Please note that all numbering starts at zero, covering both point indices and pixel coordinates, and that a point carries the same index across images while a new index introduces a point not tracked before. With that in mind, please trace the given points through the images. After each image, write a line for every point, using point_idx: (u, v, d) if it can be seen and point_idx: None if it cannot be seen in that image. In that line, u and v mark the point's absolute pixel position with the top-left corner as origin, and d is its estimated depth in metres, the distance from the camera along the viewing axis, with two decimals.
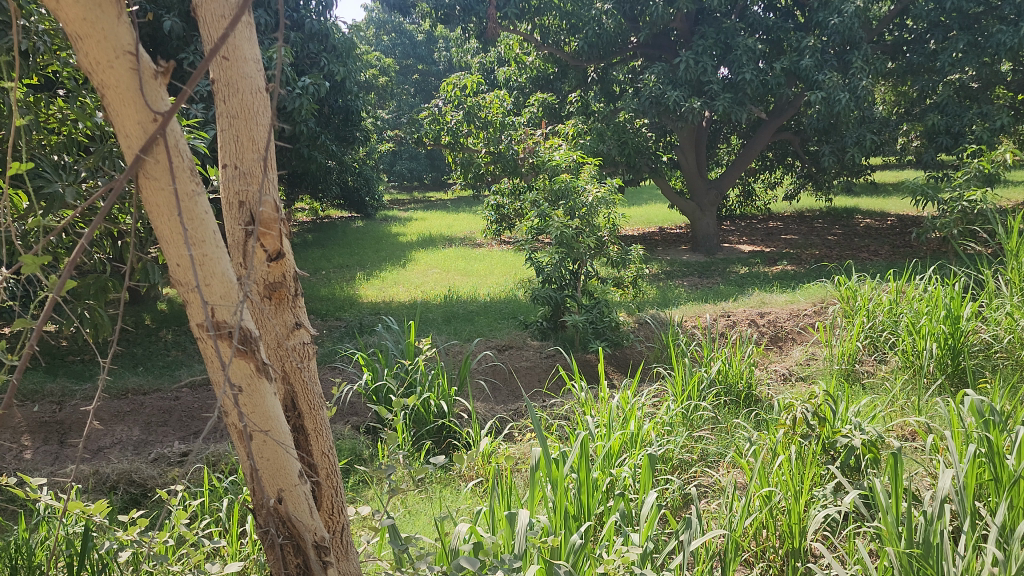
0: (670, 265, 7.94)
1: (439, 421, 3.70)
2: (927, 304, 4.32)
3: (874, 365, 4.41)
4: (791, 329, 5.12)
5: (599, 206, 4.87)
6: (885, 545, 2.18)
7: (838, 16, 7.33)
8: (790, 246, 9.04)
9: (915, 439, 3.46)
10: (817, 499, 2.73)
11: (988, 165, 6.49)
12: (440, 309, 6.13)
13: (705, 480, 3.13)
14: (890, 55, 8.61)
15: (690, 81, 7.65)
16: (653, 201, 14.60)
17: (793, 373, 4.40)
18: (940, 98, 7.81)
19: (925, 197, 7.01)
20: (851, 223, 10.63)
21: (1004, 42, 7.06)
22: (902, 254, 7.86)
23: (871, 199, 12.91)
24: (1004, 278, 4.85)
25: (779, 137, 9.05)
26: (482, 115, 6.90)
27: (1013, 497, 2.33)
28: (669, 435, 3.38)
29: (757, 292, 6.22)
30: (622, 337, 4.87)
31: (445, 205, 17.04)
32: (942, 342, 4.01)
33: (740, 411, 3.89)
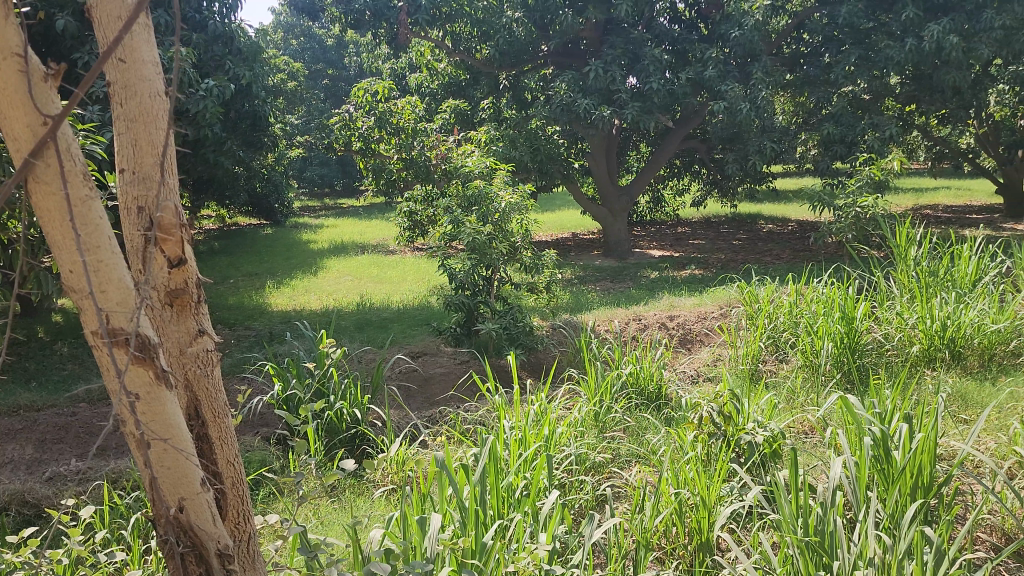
0: (582, 271, 8.04)
1: (352, 429, 3.66)
2: (824, 305, 4.54)
3: (776, 364, 4.59)
4: (699, 331, 5.27)
5: (511, 212, 4.95)
6: (784, 535, 2.27)
7: (739, 29, 7.60)
8: (697, 251, 9.29)
9: (813, 433, 3.64)
10: (723, 495, 2.82)
11: (879, 173, 6.84)
12: (353, 316, 6.06)
13: (618, 481, 3.21)
14: (788, 67, 8.99)
15: (600, 89, 7.77)
16: (566, 207, 14.79)
17: (701, 374, 4.53)
18: (834, 109, 8.19)
19: (823, 203, 7.32)
20: (755, 228, 11.03)
21: (892, 56, 7.49)
22: (802, 258, 8.19)
23: (773, 205, 13.40)
24: (893, 281, 5.14)
25: (686, 144, 9.32)
26: (394, 121, 6.87)
27: (900, 486, 2.48)
28: (583, 437, 3.45)
29: (667, 296, 6.36)
30: (536, 341, 4.92)
31: (357, 212, 16.80)
32: (838, 341, 4.23)
33: (651, 410, 3.99)
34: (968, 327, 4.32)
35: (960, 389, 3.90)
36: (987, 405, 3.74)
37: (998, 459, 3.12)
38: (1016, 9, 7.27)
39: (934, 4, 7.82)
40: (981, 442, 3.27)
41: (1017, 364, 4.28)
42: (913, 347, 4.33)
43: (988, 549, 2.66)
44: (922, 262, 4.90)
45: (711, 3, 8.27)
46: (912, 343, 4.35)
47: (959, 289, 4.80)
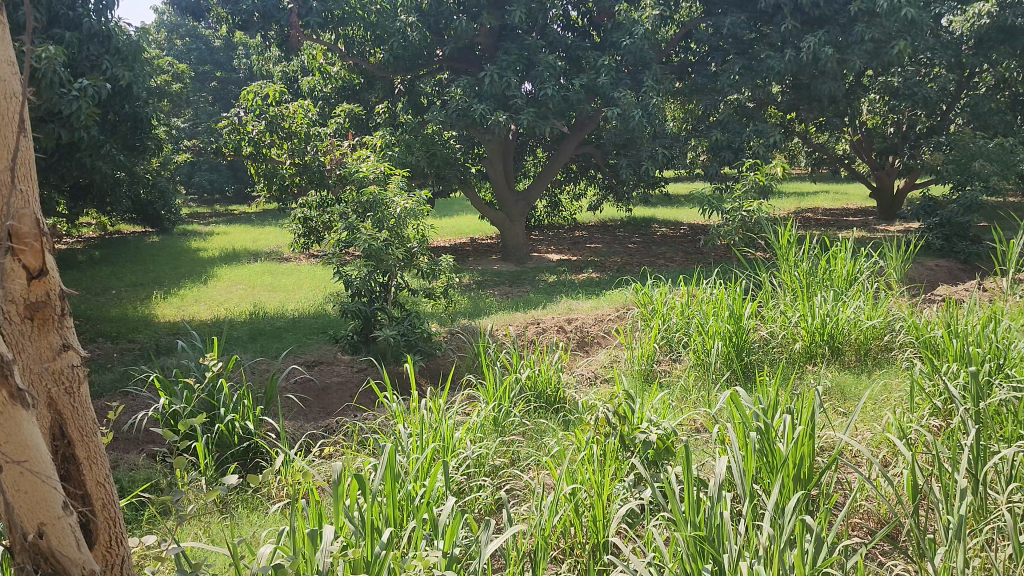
0: (481, 276, 8.05)
1: (244, 442, 3.54)
2: (714, 305, 4.69)
3: (670, 363, 4.71)
4: (596, 333, 5.36)
5: (407, 218, 4.91)
6: (676, 531, 2.33)
7: (629, 37, 7.78)
8: (594, 254, 9.45)
9: (704, 430, 3.76)
10: (619, 494, 2.87)
11: (762, 178, 7.14)
12: (245, 326, 5.88)
13: (516, 484, 3.23)
14: (677, 75, 9.27)
15: (495, 95, 7.79)
16: (463, 212, 14.82)
17: (598, 376, 4.60)
18: (721, 116, 8.49)
19: (711, 207, 7.55)
20: (649, 232, 11.32)
21: (773, 66, 7.83)
22: (693, 261, 8.44)
23: (665, 209, 13.78)
24: (778, 281, 5.37)
25: (581, 149, 9.46)
26: (285, 125, 6.73)
27: (784, 477, 2.59)
28: (481, 441, 3.46)
29: (564, 299, 6.45)
30: (435, 347, 4.89)
31: (249, 219, 16.30)
32: (727, 340, 4.38)
33: (549, 413, 4.03)
34: (846, 324, 4.57)
35: (840, 384, 4.10)
36: (864, 397, 3.95)
37: (873, 448, 3.31)
38: (884, 23, 7.74)
39: (810, 17, 8.23)
40: (857, 432, 3.46)
41: (890, 358, 4.54)
42: (796, 344, 4.54)
43: (863, 534, 2.82)
44: (803, 263, 5.14)
45: (602, 12, 8.46)
46: (795, 340, 4.56)
47: (837, 288, 5.06)
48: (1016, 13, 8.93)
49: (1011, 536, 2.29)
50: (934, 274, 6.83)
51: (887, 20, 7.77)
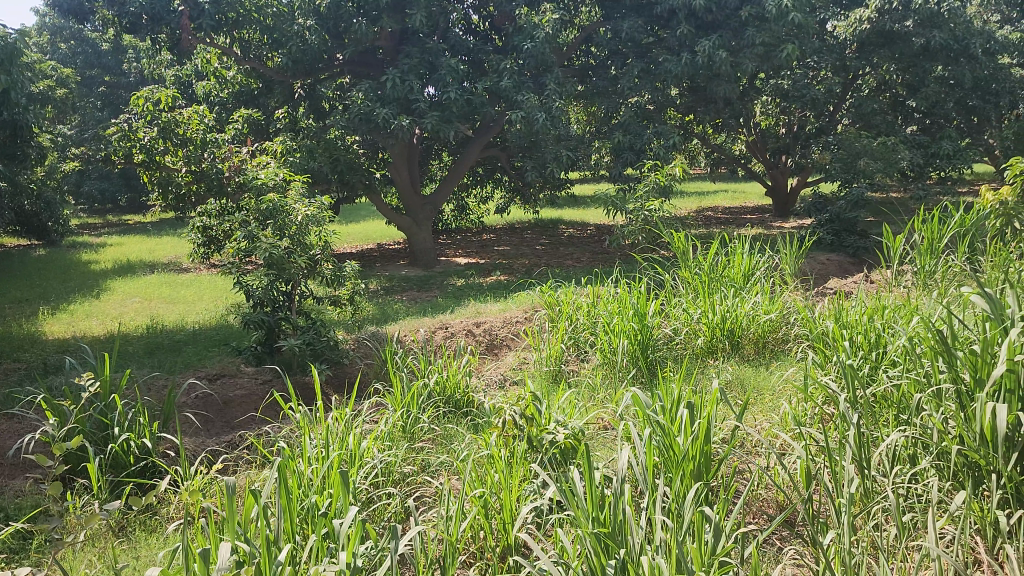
0: (388, 281, 7.98)
1: (141, 461, 3.39)
2: (619, 305, 4.77)
3: (578, 363, 4.76)
4: (505, 336, 5.38)
5: (309, 224, 4.82)
6: (578, 529, 2.36)
7: (530, 41, 7.84)
8: (502, 257, 9.49)
9: (611, 427, 3.82)
10: (526, 495, 2.89)
11: (663, 179, 7.31)
12: (142, 340, 5.67)
13: (426, 491, 3.21)
14: (579, 78, 9.40)
15: (398, 99, 7.73)
16: (370, 217, 14.66)
17: (507, 378, 4.61)
18: (622, 119, 8.66)
19: (614, 208, 7.68)
20: (556, 233, 11.45)
21: (671, 69, 8.03)
22: (599, 261, 8.59)
23: (572, 210, 13.97)
24: (680, 279, 5.51)
25: (487, 153, 9.49)
26: (180, 132, 6.56)
27: (683, 470, 2.67)
28: (389, 449, 3.42)
29: (472, 302, 6.47)
30: (342, 355, 4.81)
31: (144, 229, 15.69)
32: (632, 339, 4.46)
33: (457, 419, 4.00)
34: (744, 318, 4.73)
35: (740, 376, 4.24)
36: (762, 388, 4.10)
37: (770, 437, 3.44)
38: (773, 27, 8.05)
39: (704, 22, 8.49)
40: (756, 422, 3.58)
41: (786, 349, 4.72)
42: (698, 340, 4.68)
43: (762, 522, 2.91)
44: (703, 260, 5.30)
45: (502, 16, 8.51)
46: (697, 335, 4.70)
47: (736, 284, 5.23)
48: (893, 19, 9.48)
49: (894, 514, 2.41)
50: (825, 268, 7.15)
51: (776, 24, 8.07)
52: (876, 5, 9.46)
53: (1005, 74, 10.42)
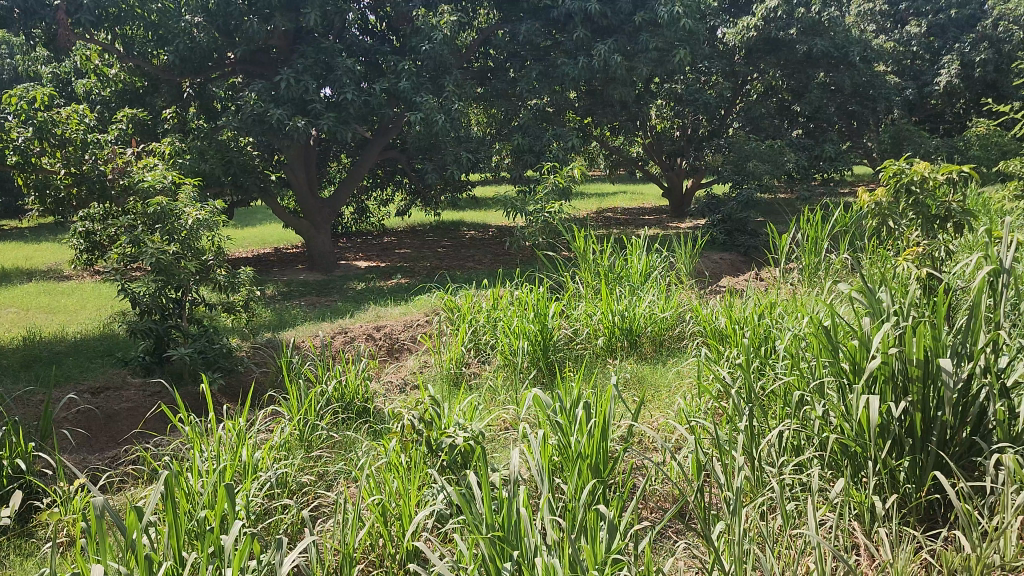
0: (286, 286, 7.78)
1: (14, 483, 3.18)
2: (519, 306, 4.79)
3: (479, 366, 4.76)
4: (406, 339, 5.33)
5: (201, 229, 4.66)
6: (472, 533, 2.35)
7: (428, 43, 7.79)
8: (403, 260, 9.41)
9: (511, 428, 3.83)
10: (426, 500, 2.86)
11: (562, 180, 7.39)
12: (17, 353, 5.34)
13: (323, 500, 3.14)
14: (478, 80, 9.42)
15: (293, 99, 7.55)
16: (266, 221, 14.27)
17: (407, 382, 4.56)
18: (521, 121, 8.73)
19: (514, 209, 7.72)
20: (458, 235, 11.45)
21: (568, 72, 8.15)
22: (501, 262, 8.64)
23: (474, 212, 14.00)
24: (579, 280, 5.57)
25: (386, 155, 9.39)
26: (57, 132, 6.15)
27: (579, 470, 2.71)
28: (286, 459, 3.33)
29: (372, 306, 6.38)
30: (236, 362, 4.66)
31: (21, 236, 14.83)
32: (533, 340, 4.48)
33: (355, 424, 3.91)
34: (642, 317, 4.83)
35: (638, 374, 4.34)
36: (659, 385, 4.20)
37: (667, 433, 3.52)
38: (666, 33, 8.28)
39: (599, 26, 8.65)
40: (655, 419, 3.66)
41: (682, 346, 4.84)
42: (598, 340, 4.75)
43: (658, 516, 2.98)
44: (600, 261, 5.38)
45: (399, 17, 8.43)
46: (597, 335, 4.77)
47: (633, 283, 5.33)
48: (778, 26, 9.98)
49: (780, 503, 2.50)
50: (718, 267, 7.39)
51: (668, 30, 8.32)
52: (762, 13, 9.87)
53: (880, 82, 11.01)
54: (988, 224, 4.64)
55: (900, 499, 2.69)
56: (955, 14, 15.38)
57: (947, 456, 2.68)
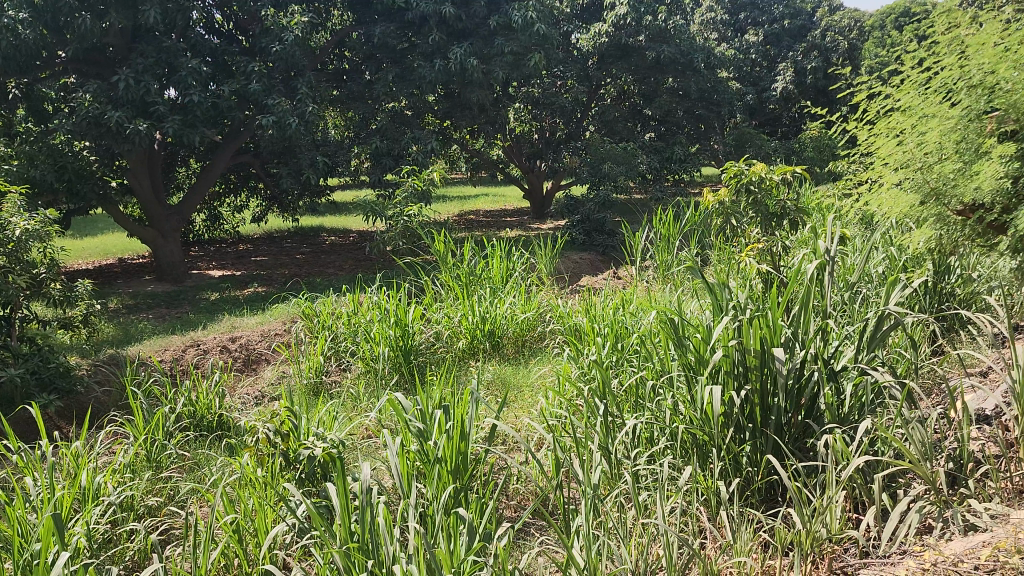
0: (131, 299, 7.36)
1: None
2: (379, 312, 4.70)
3: (340, 373, 4.66)
4: (262, 350, 5.14)
5: (31, 240, 4.28)
6: (327, 545, 2.30)
7: (278, 43, 7.58)
8: (260, 268, 9.11)
9: (373, 436, 3.77)
10: (283, 515, 2.77)
11: (420, 184, 7.37)
12: None
13: (173, 521, 2.99)
14: (334, 82, 9.26)
15: (133, 101, 7.16)
16: (109, 231, 13.43)
17: (264, 395, 4.41)
18: (379, 124, 8.65)
19: (373, 213, 7.63)
20: (318, 241, 11.20)
21: (425, 75, 8.15)
22: (362, 268, 8.52)
23: (334, 217, 13.73)
24: (440, 283, 5.56)
25: (239, 159, 9.05)
26: None
27: (439, 473, 2.70)
28: (131, 482, 3.15)
29: (226, 316, 6.14)
30: (75, 382, 4.36)
31: None
32: (393, 346, 4.43)
33: (206, 442, 3.72)
34: (503, 318, 4.87)
35: (500, 375, 4.37)
36: (521, 385, 4.25)
37: (529, 432, 3.57)
38: (520, 37, 8.42)
39: (454, 29, 8.68)
40: (517, 419, 3.70)
41: (543, 346, 4.93)
42: (459, 342, 4.75)
43: (517, 514, 3.03)
44: (461, 263, 5.39)
45: (248, 17, 8.16)
46: (458, 337, 4.78)
47: (494, 285, 5.36)
48: (628, 33, 10.40)
49: (632, 493, 2.59)
50: (577, 266, 7.58)
51: (522, 35, 8.47)
52: (613, 20, 10.22)
53: (724, 87, 11.61)
54: (819, 221, 4.98)
55: (744, 482, 2.83)
56: (788, 24, 16.49)
57: (785, 439, 2.85)
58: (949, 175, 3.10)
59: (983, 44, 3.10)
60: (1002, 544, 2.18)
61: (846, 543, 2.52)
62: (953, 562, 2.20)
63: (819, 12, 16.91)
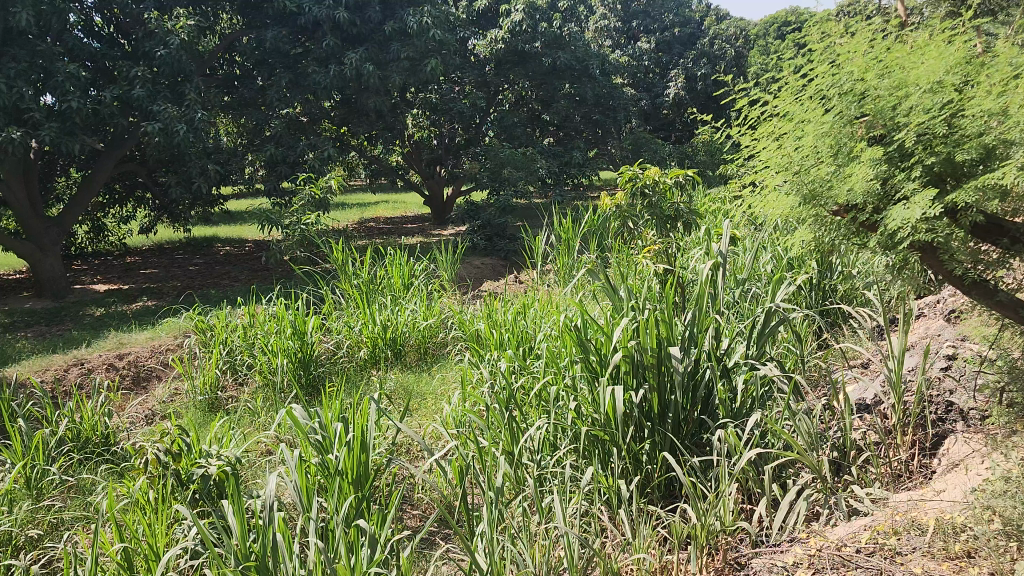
0: (7, 317, 6.93)
1: None
2: (276, 323, 4.57)
3: (236, 388, 4.51)
4: (152, 367, 4.92)
5: None
6: (223, 567, 2.22)
7: (163, 48, 7.32)
8: (149, 281, 8.74)
9: (271, 452, 3.66)
10: (176, 538, 2.66)
11: (317, 192, 7.24)
12: None
13: (55, 553, 2.82)
14: (224, 88, 9.00)
15: (5, 107, 6.76)
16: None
17: (155, 413, 4.23)
18: (273, 131, 8.46)
19: (269, 222, 7.45)
20: (211, 251, 10.83)
21: (319, 81, 8.03)
22: (258, 279, 8.30)
23: (228, 227, 13.31)
24: (340, 293, 5.45)
25: (124, 167, 8.66)
26: None
27: (340, 486, 2.64)
28: (7, 513, 2.95)
29: (112, 333, 5.86)
30: None
31: None
32: (292, 358, 4.32)
33: (91, 467, 3.53)
34: (404, 327, 4.83)
35: (402, 384, 4.32)
36: (424, 393, 4.21)
37: (432, 440, 3.53)
38: (415, 43, 8.39)
39: (348, 35, 8.57)
40: (419, 428, 3.67)
41: (445, 353, 4.90)
42: (360, 351, 4.68)
43: (420, 524, 3.00)
44: (361, 272, 5.30)
45: (130, 20, 7.84)
46: (359, 347, 4.70)
47: (395, 293, 5.30)
48: (524, 40, 10.51)
49: (535, 496, 2.60)
50: (479, 272, 7.60)
51: (418, 40, 8.41)
52: (509, 26, 10.30)
53: (619, 93, 11.88)
54: (709, 223, 5.14)
55: (643, 479, 2.89)
56: (679, 32, 16.99)
57: (682, 436, 2.93)
58: (824, 177, 2.93)
59: (854, 52, 3.00)
60: (880, 527, 2.32)
61: (740, 534, 2.61)
62: (837, 547, 2.31)
63: (707, 21, 17.50)
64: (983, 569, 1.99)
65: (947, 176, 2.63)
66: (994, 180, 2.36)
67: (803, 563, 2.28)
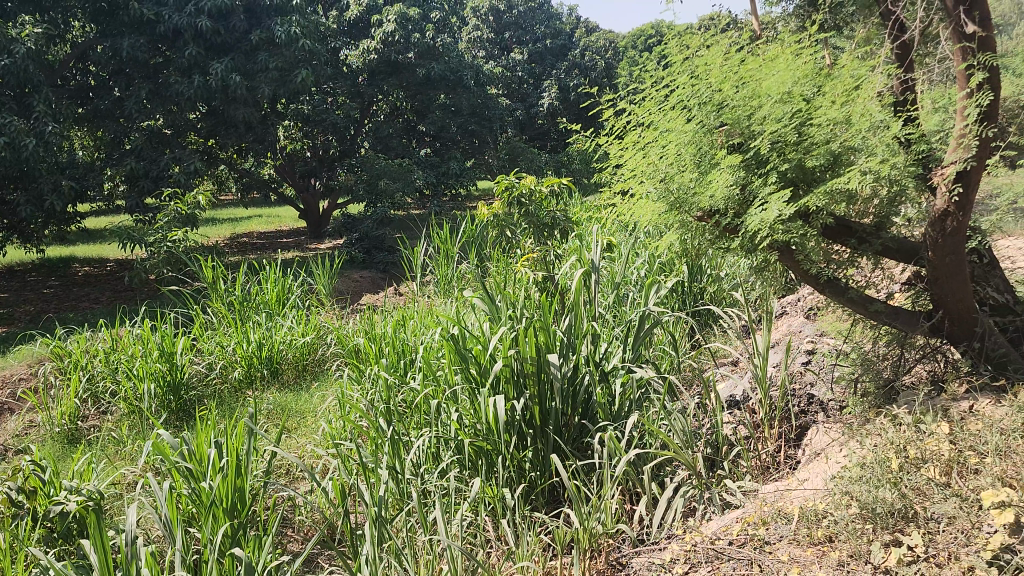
0: None
1: None
2: (142, 346, 4.34)
3: (99, 417, 4.25)
4: (3, 400, 4.56)
5: None
6: None
7: (7, 57, 6.84)
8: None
9: (137, 483, 3.46)
10: None
11: (184, 208, 6.94)
12: None
13: None
14: (78, 100, 8.49)
15: None
16: None
17: (8, 449, 3.92)
18: (133, 144, 8.06)
19: (132, 240, 7.08)
20: (68, 273, 10.19)
21: (183, 92, 7.72)
22: (120, 300, 7.87)
23: (87, 246, 12.55)
24: (212, 311, 5.23)
25: None
26: None
27: (214, 514, 2.52)
28: None
29: None
30: None
31: None
32: (160, 382, 4.11)
33: None
34: (281, 344, 4.69)
35: (280, 403, 4.19)
36: (303, 412, 4.10)
37: (311, 461, 3.43)
38: (285, 52, 8.25)
39: (213, 44, 8.29)
40: (298, 450, 3.55)
41: (324, 370, 4.79)
42: (234, 372, 4.50)
43: (300, 547, 2.90)
44: (233, 290, 5.10)
45: None
46: (233, 367, 4.52)
47: (270, 310, 5.13)
48: (397, 50, 10.45)
49: (418, 510, 2.56)
50: (358, 286, 7.48)
51: (287, 50, 8.25)
52: (381, 36, 10.26)
53: (494, 104, 11.99)
54: (584, 231, 5.25)
55: (528, 487, 2.90)
56: (550, 44, 17.31)
57: (564, 441, 2.96)
58: (688, 184, 3.03)
59: (711, 64, 3.12)
60: (750, 519, 2.42)
61: (620, 535, 2.66)
62: (711, 541, 2.39)
63: (578, 33, 17.93)
64: (843, 552, 2.11)
65: (800, 182, 2.79)
66: (841, 185, 2.53)
67: (680, 560, 2.35)
